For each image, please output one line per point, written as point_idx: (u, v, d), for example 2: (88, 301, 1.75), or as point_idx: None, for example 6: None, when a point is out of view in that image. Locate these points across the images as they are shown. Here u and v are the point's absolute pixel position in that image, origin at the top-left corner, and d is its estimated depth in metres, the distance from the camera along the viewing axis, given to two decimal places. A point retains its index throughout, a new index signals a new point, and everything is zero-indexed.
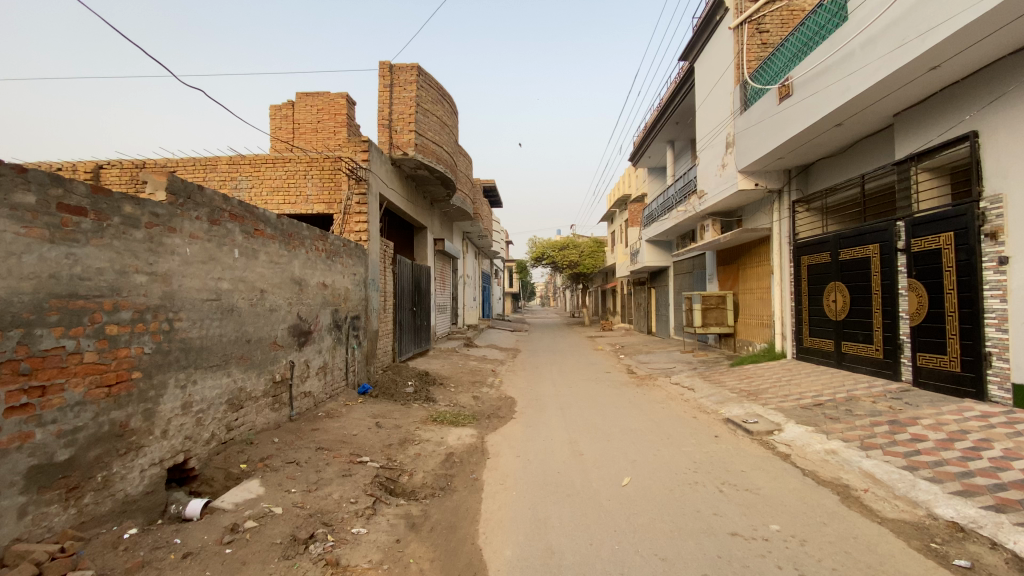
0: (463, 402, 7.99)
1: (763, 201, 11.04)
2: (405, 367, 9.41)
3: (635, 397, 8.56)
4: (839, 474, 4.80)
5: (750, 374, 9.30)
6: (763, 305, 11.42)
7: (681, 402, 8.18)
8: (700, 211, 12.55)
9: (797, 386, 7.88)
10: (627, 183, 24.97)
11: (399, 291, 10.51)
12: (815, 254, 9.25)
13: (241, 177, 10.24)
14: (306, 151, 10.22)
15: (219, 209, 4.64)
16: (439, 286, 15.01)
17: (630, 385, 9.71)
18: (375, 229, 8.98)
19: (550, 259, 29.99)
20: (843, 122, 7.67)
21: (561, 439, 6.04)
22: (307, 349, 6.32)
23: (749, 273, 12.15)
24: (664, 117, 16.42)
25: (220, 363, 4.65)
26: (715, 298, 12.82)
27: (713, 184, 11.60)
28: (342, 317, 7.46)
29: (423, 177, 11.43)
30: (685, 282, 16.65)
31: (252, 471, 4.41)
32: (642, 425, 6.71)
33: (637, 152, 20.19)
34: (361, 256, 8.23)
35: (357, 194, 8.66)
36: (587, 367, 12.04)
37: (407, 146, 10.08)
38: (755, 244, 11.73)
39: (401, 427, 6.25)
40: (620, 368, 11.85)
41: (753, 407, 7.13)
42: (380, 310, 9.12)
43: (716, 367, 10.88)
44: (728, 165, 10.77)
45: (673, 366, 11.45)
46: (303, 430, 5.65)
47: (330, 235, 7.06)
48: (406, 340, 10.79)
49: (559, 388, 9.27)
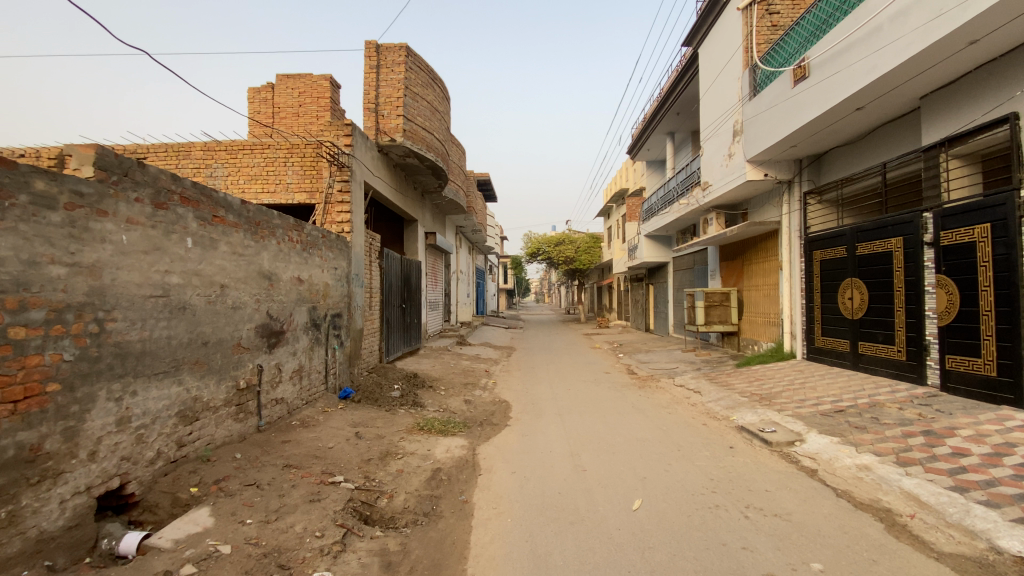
0: (454, 407, 7.37)
1: (771, 192, 10.41)
2: (391, 369, 8.75)
3: (639, 401, 7.99)
4: (877, 496, 4.23)
5: (760, 375, 8.74)
6: (770, 303, 10.81)
7: (688, 406, 7.62)
8: (703, 204, 11.98)
9: (812, 390, 7.32)
10: (625, 177, 24.36)
11: (386, 287, 9.84)
12: (829, 248, 8.66)
13: (217, 165, 9.56)
14: (286, 137, 9.54)
15: (166, 190, 3.99)
16: (431, 282, 14.36)
17: (632, 388, 9.12)
18: (360, 220, 8.31)
19: (545, 254, 29.37)
20: (866, 105, 7.11)
21: (561, 450, 5.44)
22: (278, 351, 5.68)
23: (755, 270, 11.53)
24: (665, 107, 15.82)
25: (168, 370, 4.01)
26: (718, 295, 12.20)
27: (719, 175, 11.00)
28: (321, 316, 6.81)
29: (414, 166, 10.76)
30: (685, 279, 16.04)
31: (204, 496, 3.78)
32: (649, 433, 6.12)
33: (635, 145, 19.59)
34: (343, 249, 7.57)
35: (339, 181, 7.98)
36: (585, 367, 11.46)
37: (395, 131, 9.41)
38: (761, 238, 11.12)
39: (384, 438, 5.62)
40: (620, 369, 11.28)
41: (768, 414, 6.57)
42: (364, 307, 8.47)
43: (722, 367, 10.31)
44: (735, 154, 10.17)
45: (676, 366, 10.89)
46: (270, 443, 5.01)
47: (306, 225, 6.40)
48: (394, 339, 10.13)
49: (557, 391, 8.67)
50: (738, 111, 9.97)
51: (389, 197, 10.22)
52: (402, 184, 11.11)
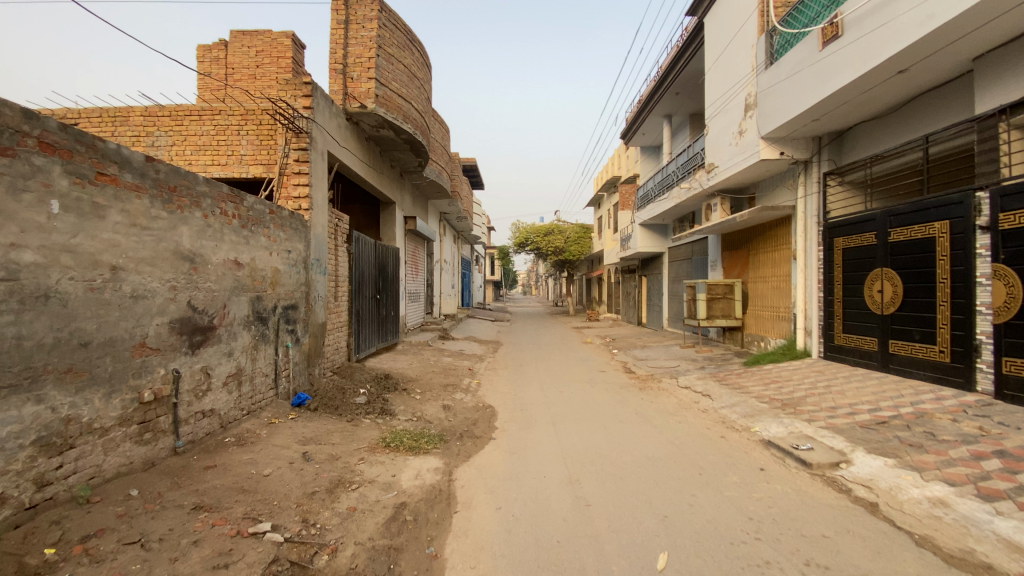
0: (430, 415, 6.29)
1: (784, 174, 9.41)
2: (359, 369, 7.63)
3: (642, 405, 7.01)
4: (966, 545, 3.26)
5: (775, 376, 7.81)
6: (781, 296, 9.79)
7: (699, 413, 6.65)
8: (707, 188, 11.01)
9: (842, 396, 6.38)
10: (617, 164, 23.33)
11: (357, 275, 8.69)
12: (855, 235, 7.70)
13: (160, 132, 8.32)
14: (240, 102, 8.32)
15: (11, 131, 2.86)
16: (411, 272, 13.19)
17: (632, 389, 8.13)
18: (321, 196, 7.14)
19: (534, 245, 28.29)
20: (909, 68, 6.14)
21: (556, 476, 4.41)
22: (204, 352, 4.54)
23: (762, 259, 10.50)
24: (663, 86, 14.79)
25: (18, 383, 2.88)
26: (721, 287, 11.12)
27: (726, 155, 10.00)
28: (269, 308, 5.66)
29: (389, 139, 9.59)
30: (682, 270, 15.03)
31: (60, 563, 2.68)
32: (662, 450, 5.12)
33: (630, 129, 18.55)
34: (299, 229, 6.41)
35: (295, 149, 6.79)
36: (579, 365, 10.45)
37: (365, 97, 8.21)
38: (770, 225, 10.16)
39: (338, 460, 4.53)
40: (617, 366, 10.30)
41: (795, 425, 5.63)
42: (327, 298, 7.32)
43: (728, 366, 9.38)
44: (746, 131, 9.16)
45: (678, 364, 9.93)
46: (186, 472, 3.91)
47: (248, 197, 5.24)
48: (365, 334, 8.98)
49: (549, 394, 7.63)
50: (751, 83, 8.98)
51: (360, 174, 9.05)
52: (375, 160, 9.93)
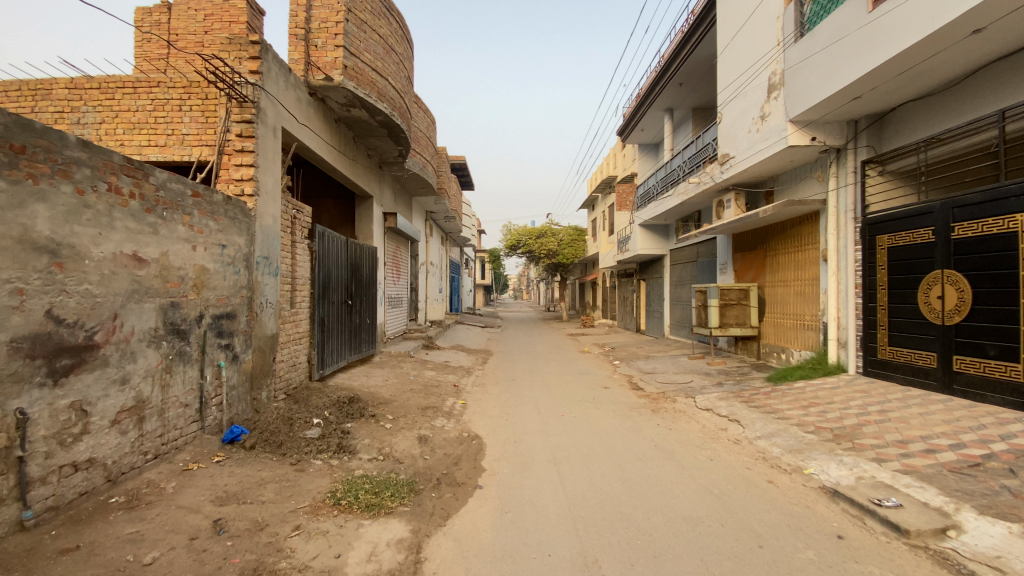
0: (400, 452, 5.02)
1: (811, 164, 8.29)
2: (319, 389, 6.36)
3: (660, 434, 5.80)
4: None
5: (812, 396, 6.66)
6: (806, 302, 8.61)
7: (731, 444, 5.47)
8: (719, 183, 9.87)
9: (905, 425, 5.24)
10: (613, 163, 22.20)
11: (322, 279, 7.40)
12: (904, 232, 6.59)
13: (87, 108, 7.04)
14: (184, 73, 7.04)
15: None
16: (392, 275, 11.89)
17: (644, 411, 6.93)
18: (273, 181, 5.90)
19: (525, 247, 27.03)
20: (985, 28, 5.03)
21: (566, 553, 3.19)
22: (76, 383, 3.27)
23: (783, 261, 9.32)
24: (666, 76, 13.71)
25: None
26: (735, 292, 9.92)
27: (743, 144, 8.89)
28: (189, 319, 4.40)
29: (361, 121, 8.36)
30: (685, 274, 13.79)
31: None
32: (699, 505, 3.92)
33: (627, 125, 17.49)
34: (238, 219, 5.15)
35: (236, 122, 5.52)
36: (578, 379, 9.22)
37: (332, 68, 6.99)
38: (792, 223, 9.02)
39: (262, 532, 3.28)
40: (621, 381, 9.09)
41: (861, 467, 4.46)
42: (279, 305, 6.04)
43: (749, 382, 8.22)
44: (769, 114, 8.06)
45: (691, 379, 8.75)
46: (23, 565, 2.65)
47: (157, 171, 3.99)
48: (331, 346, 7.70)
49: (547, 418, 6.40)
50: (776, 60, 7.88)
51: (327, 161, 7.80)
52: (346, 146, 8.69)
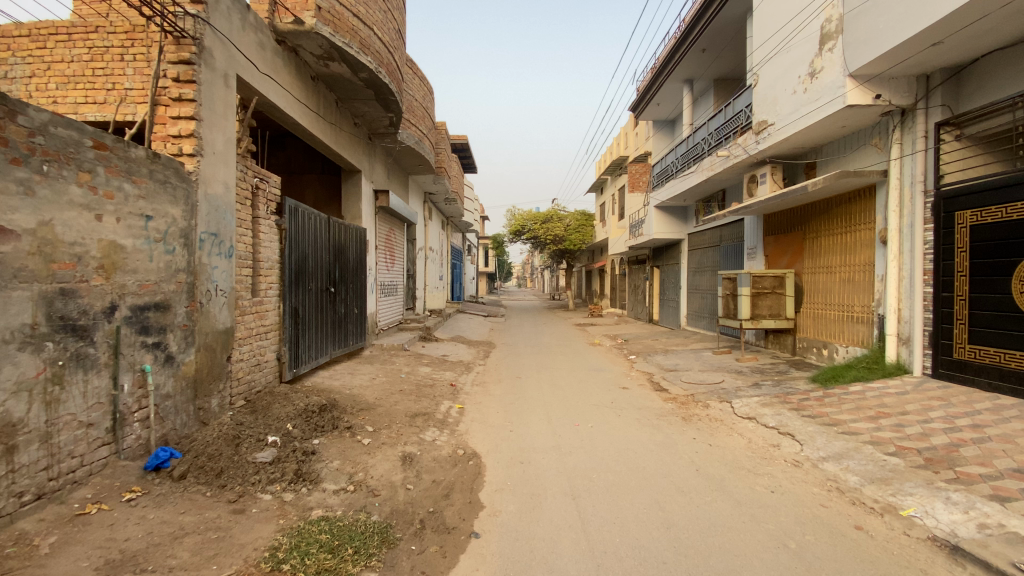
0: (375, 479, 3.95)
1: (869, 130, 7.08)
2: (286, 391, 5.31)
3: (699, 453, 4.73)
4: None
5: (877, 403, 5.56)
6: (856, 292, 7.45)
7: (790, 468, 4.40)
8: (753, 155, 8.64)
9: (1015, 447, 4.11)
10: (624, 142, 20.88)
11: (296, 263, 6.30)
12: (992, 207, 5.44)
13: (16, 59, 5.94)
14: (128, 17, 5.90)
15: None
16: (387, 262, 10.76)
17: (674, 419, 5.85)
18: (223, 140, 4.79)
19: (530, 233, 25.87)
20: None
21: None
22: None
23: (826, 244, 8.14)
24: (687, 42, 12.41)
25: None
26: (769, 280, 8.76)
27: (785, 108, 7.68)
28: (91, 311, 3.33)
29: (343, 78, 7.21)
30: (706, 260, 12.59)
31: None
32: (778, 568, 2.84)
33: (641, 100, 16.20)
34: (170, 184, 4.06)
35: (172, 62, 4.39)
36: (592, 376, 8.15)
37: (302, 9, 5.82)
38: (839, 201, 7.84)
39: None
40: (641, 380, 8.01)
41: (981, 510, 3.37)
42: (234, 293, 4.97)
43: (791, 382, 7.12)
44: (821, 70, 6.85)
45: (721, 378, 7.67)
46: None
47: (29, 108, 2.91)
48: (308, 341, 6.62)
49: (560, 429, 5.32)
50: (832, 4, 6.63)
51: (301, 125, 6.69)
52: (326, 110, 7.54)
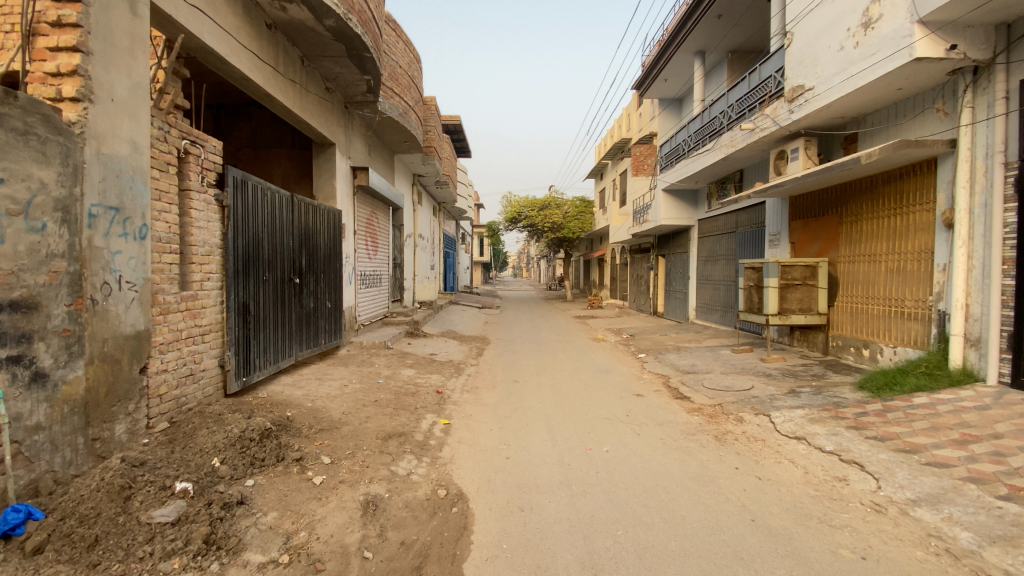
0: (322, 541, 2.89)
1: (932, 93, 5.99)
2: (222, 409, 4.18)
3: (750, 490, 3.69)
4: None
5: (955, 421, 4.53)
6: (907, 284, 6.40)
7: (874, 515, 3.36)
8: (784, 127, 7.53)
9: None
10: (627, 124, 19.66)
11: (246, 250, 5.17)
12: None
13: None
14: None
15: None
16: (368, 250, 9.60)
17: (706, 438, 4.80)
18: (129, 85, 3.66)
19: (527, 220, 24.69)
20: None
21: None
22: None
23: (869, 228, 7.06)
24: (699, 7, 11.17)
25: None
26: (801, 270, 7.67)
27: (828, 68, 6.56)
28: None
29: (305, 26, 6.01)
30: (720, 248, 11.51)
31: None
32: None
33: (647, 75, 14.99)
34: (36, 136, 2.92)
35: None
36: (600, 379, 7.09)
37: None
38: (887, 178, 6.76)
39: None
40: (656, 383, 6.96)
41: None
42: (150, 285, 3.86)
43: (833, 389, 6.09)
44: (880, 19, 5.72)
45: (749, 381, 6.64)
46: None
47: None
48: (263, 342, 5.50)
49: (569, 454, 4.27)
50: None
51: (252, 81, 5.51)
52: (287, 69, 6.35)
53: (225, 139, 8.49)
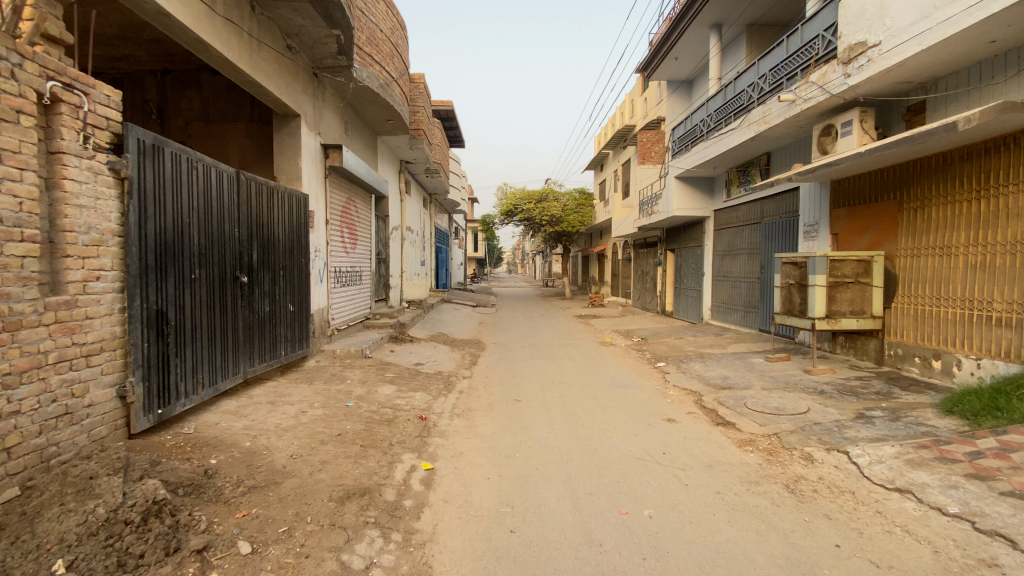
0: None
1: None
2: (95, 469, 2.85)
3: None
4: None
5: None
6: (995, 282, 5.23)
7: None
8: (836, 95, 6.30)
9: None
10: (631, 110, 18.43)
11: (163, 240, 3.88)
12: None
13: None
14: None
15: None
16: (345, 243, 8.30)
17: (775, 488, 3.60)
18: None
19: (523, 213, 23.41)
20: None
21: None
22: None
23: (940, 215, 5.88)
24: None
25: None
26: (853, 266, 6.47)
27: (901, 19, 5.34)
28: None
29: None
30: (741, 241, 10.31)
31: None
32: None
33: (655, 55, 13.75)
34: None
35: None
36: (619, 396, 5.87)
37: None
38: (967, 154, 5.56)
39: None
40: (687, 401, 5.75)
41: None
42: None
43: (913, 412, 4.90)
44: None
45: (803, 400, 5.44)
46: None
47: None
48: (191, 361, 4.22)
49: (598, 522, 3.06)
50: None
51: (174, 19, 4.21)
52: (228, 12, 5.05)
53: (171, 110, 7.18)
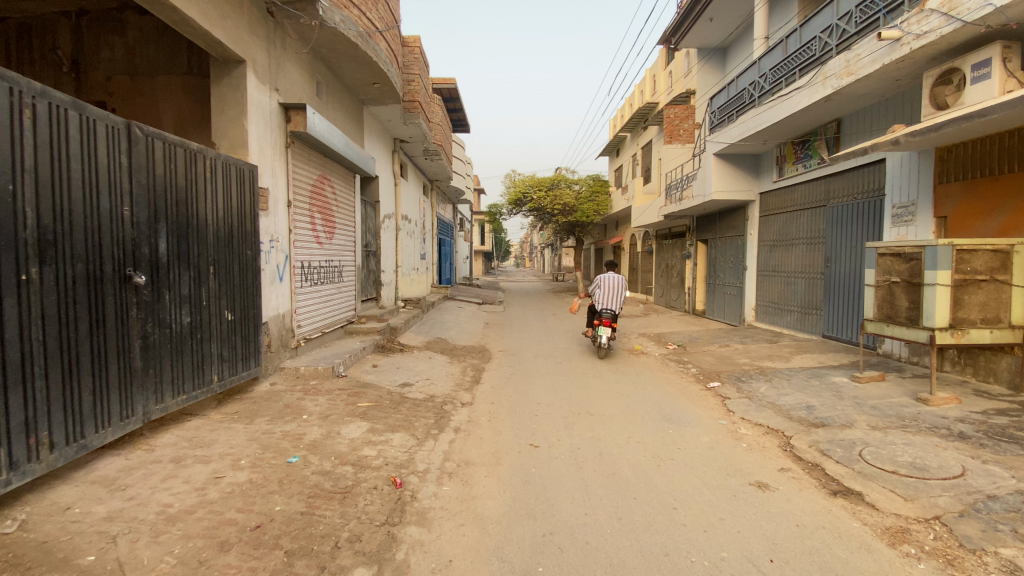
0: None
1: None
2: None
3: None
4: None
5: None
6: None
7: None
8: (971, 23, 4.59)
9: None
10: (654, 87, 16.63)
11: None
12: None
13: None
14: None
15: None
16: (318, 232, 6.74)
17: None
18: None
19: (533, 202, 21.72)
20: None
21: None
22: None
23: None
24: None
25: None
26: (984, 259, 4.79)
27: None
28: None
29: None
30: (797, 228, 8.62)
31: None
32: None
33: (686, 15, 11.84)
34: None
35: None
36: (674, 438, 4.26)
37: None
38: None
39: None
40: (770, 447, 4.13)
41: None
42: None
43: None
44: None
45: (946, 452, 3.78)
46: None
47: None
48: (21, 415, 2.65)
49: None
50: None
51: None
52: None
53: (90, 62, 5.63)
